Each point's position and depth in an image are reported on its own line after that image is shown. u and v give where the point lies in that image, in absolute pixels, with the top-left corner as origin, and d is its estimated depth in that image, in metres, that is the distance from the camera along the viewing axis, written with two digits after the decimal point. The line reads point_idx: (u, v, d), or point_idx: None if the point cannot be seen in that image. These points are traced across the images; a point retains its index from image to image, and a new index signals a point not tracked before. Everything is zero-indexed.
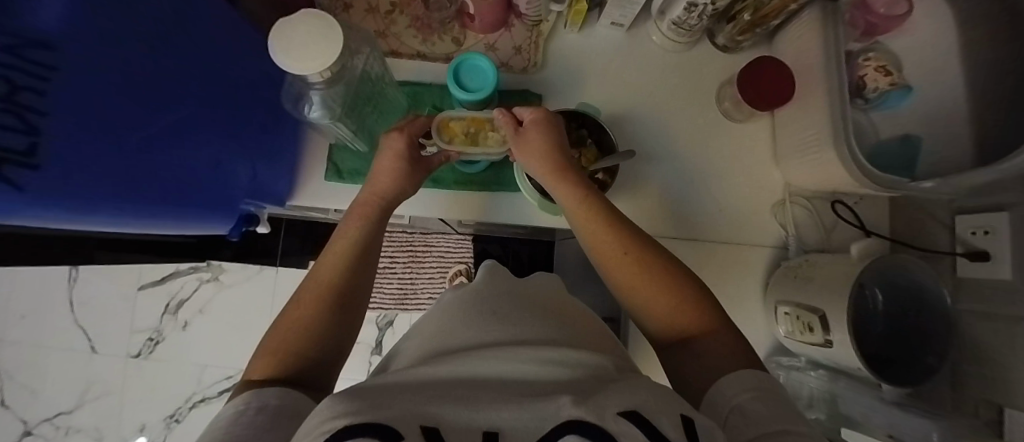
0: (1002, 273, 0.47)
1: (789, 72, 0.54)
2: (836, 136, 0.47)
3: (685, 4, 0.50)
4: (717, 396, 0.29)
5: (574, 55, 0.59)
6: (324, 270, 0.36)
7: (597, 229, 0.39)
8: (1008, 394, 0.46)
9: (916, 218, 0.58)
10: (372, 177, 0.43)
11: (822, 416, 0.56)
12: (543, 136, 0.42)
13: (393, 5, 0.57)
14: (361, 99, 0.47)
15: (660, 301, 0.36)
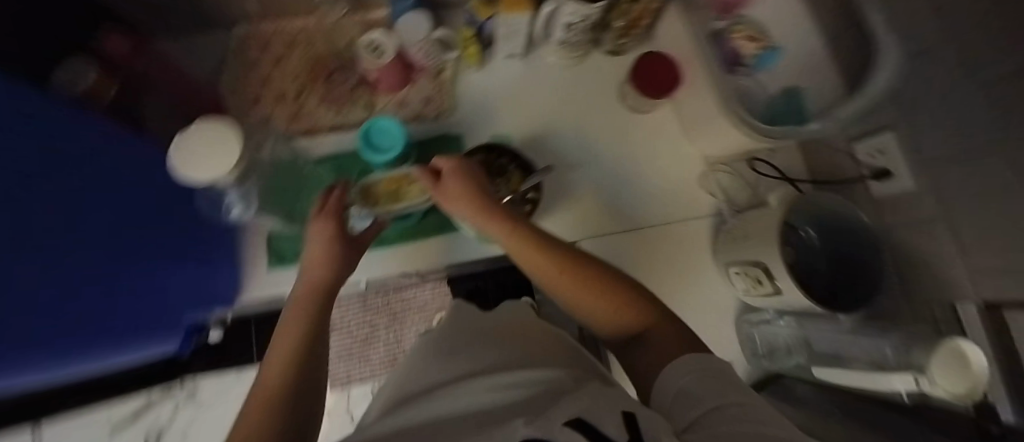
0: (907, 184, 0.53)
1: (672, 60, 0.60)
2: (724, 104, 0.52)
3: (564, 26, 0.56)
4: (663, 383, 0.30)
5: (481, 91, 0.63)
6: (273, 365, 0.36)
7: (530, 256, 0.41)
8: (942, 290, 0.50)
9: (826, 155, 0.65)
10: (307, 265, 0.43)
11: (803, 361, 0.56)
12: (460, 183, 0.45)
13: (301, 88, 0.60)
14: (276, 185, 0.49)
15: (603, 305, 0.38)
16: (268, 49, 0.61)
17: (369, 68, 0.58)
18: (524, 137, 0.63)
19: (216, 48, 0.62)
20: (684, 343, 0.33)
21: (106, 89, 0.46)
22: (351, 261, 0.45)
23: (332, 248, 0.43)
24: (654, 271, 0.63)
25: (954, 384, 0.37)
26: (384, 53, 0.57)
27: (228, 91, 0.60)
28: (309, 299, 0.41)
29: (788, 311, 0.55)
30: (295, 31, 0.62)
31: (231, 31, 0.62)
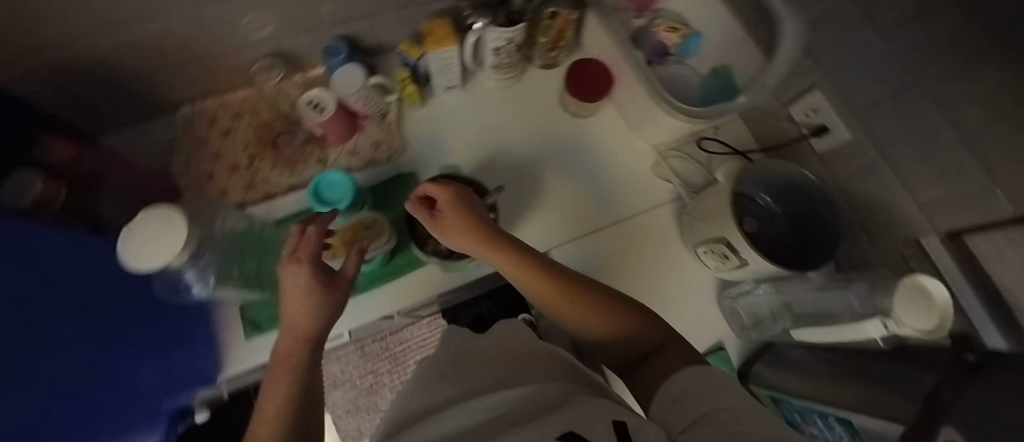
0: (843, 134, 0.58)
1: (601, 65, 0.63)
2: (656, 95, 0.55)
3: (491, 51, 0.59)
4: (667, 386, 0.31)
5: (427, 125, 0.65)
6: (273, 402, 0.35)
7: (530, 276, 0.44)
8: (900, 221, 0.57)
9: (767, 122, 0.70)
10: (290, 312, 0.41)
11: (790, 324, 0.55)
12: (460, 221, 0.48)
13: (252, 156, 0.62)
14: (235, 256, 0.49)
15: (609, 324, 0.40)
16: (215, 125, 0.63)
17: (313, 126, 0.58)
18: (476, 160, 0.65)
19: (163, 133, 0.63)
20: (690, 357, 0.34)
21: (55, 197, 0.46)
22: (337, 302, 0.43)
23: (313, 296, 0.40)
24: (629, 265, 0.64)
25: (918, 322, 0.37)
26: (325, 108, 0.57)
27: (179, 171, 0.61)
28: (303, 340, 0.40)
29: (764, 277, 0.54)
30: (239, 103, 0.64)
31: (175, 115, 0.64)
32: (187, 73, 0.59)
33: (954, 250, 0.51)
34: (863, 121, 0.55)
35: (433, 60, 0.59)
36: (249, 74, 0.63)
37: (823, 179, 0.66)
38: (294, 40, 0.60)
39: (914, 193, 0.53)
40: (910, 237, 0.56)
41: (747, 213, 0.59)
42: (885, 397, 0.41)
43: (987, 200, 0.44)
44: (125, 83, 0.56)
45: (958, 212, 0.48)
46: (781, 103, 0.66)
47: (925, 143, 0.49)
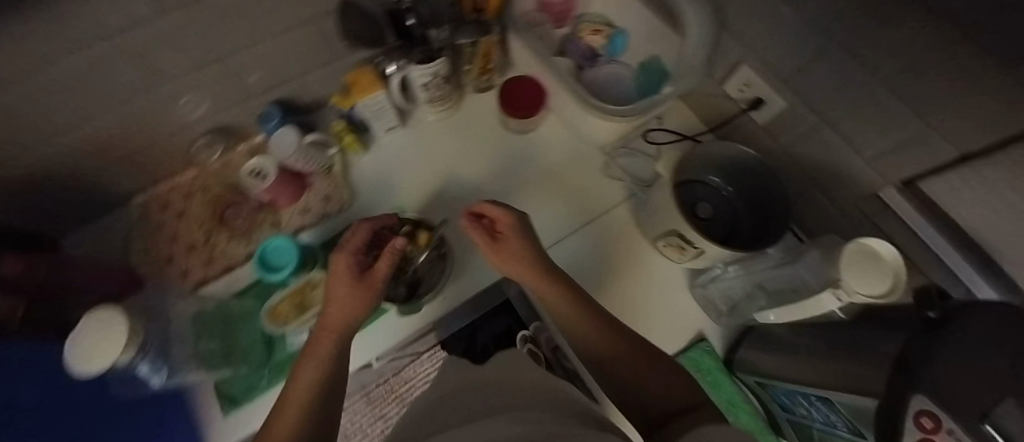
0: (779, 102, 0.58)
1: (530, 82, 0.64)
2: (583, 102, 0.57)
3: (419, 86, 0.60)
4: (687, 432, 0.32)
5: (374, 170, 0.66)
6: (295, 390, 0.42)
7: (560, 295, 0.50)
8: (854, 178, 0.56)
9: (708, 102, 0.70)
10: (329, 303, 0.47)
11: (765, 302, 0.51)
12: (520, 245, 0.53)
13: (208, 232, 0.62)
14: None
15: (628, 363, 0.45)
16: (169, 208, 0.64)
17: (260, 193, 0.59)
18: (428, 195, 0.65)
19: (118, 226, 0.64)
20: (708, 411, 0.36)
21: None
22: (362, 299, 0.48)
23: (349, 292, 0.47)
24: (596, 271, 0.63)
25: (871, 288, 0.36)
26: (268, 174, 0.58)
27: (138, 260, 0.61)
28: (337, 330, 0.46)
29: (733, 258, 0.52)
30: (187, 182, 0.65)
31: (128, 205, 0.65)
32: (131, 163, 0.60)
33: (911, 198, 0.50)
34: (794, 86, 0.55)
35: (364, 108, 0.60)
36: (193, 153, 0.64)
37: (773, 149, 0.66)
38: (231, 112, 0.63)
39: (859, 149, 0.52)
40: (868, 192, 0.55)
41: (698, 198, 0.59)
42: (852, 368, 0.39)
43: (927, 143, 0.43)
44: (71, 184, 0.57)
45: (903, 161, 0.48)
46: (715, 82, 0.66)
47: (854, 98, 0.48)
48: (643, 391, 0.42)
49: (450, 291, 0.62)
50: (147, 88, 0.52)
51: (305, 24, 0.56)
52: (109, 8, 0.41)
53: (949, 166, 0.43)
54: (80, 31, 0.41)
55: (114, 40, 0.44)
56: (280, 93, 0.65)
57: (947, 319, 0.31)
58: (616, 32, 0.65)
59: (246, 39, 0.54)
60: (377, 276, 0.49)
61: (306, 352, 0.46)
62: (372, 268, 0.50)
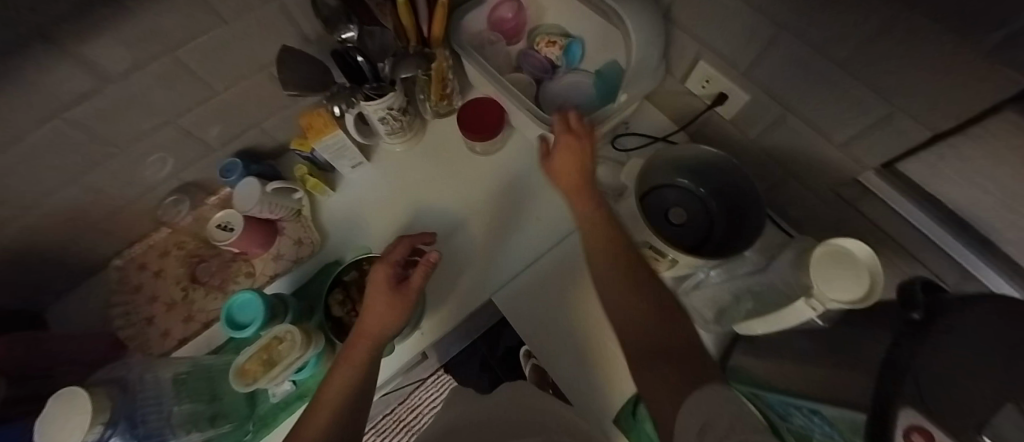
0: (740, 95, 0.56)
1: (491, 104, 0.64)
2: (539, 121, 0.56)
3: (378, 121, 0.59)
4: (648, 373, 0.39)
5: (343, 208, 0.66)
6: (330, 391, 0.42)
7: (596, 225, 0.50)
8: (828, 166, 0.53)
9: (673, 102, 0.68)
10: (365, 311, 0.46)
11: (751, 305, 0.49)
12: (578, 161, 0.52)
13: (185, 289, 0.62)
14: (183, 394, 0.49)
15: (629, 301, 0.45)
16: (146, 268, 0.64)
17: (228, 247, 0.59)
18: (399, 227, 0.65)
19: (100, 291, 0.64)
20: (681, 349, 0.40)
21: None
22: (396, 312, 0.47)
23: (386, 302, 0.47)
24: (575, 288, 0.61)
25: (842, 294, 0.35)
26: (235, 228, 0.58)
27: (120, 324, 0.61)
28: (373, 338, 0.46)
29: (713, 264, 0.49)
30: (162, 240, 0.66)
31: (107, 270, 0.65)
32: (103, 229, 0.60)
33: (892, 180, 0.48)
34: (754, 78, 0.53)
35: (324, 149, 0.60)
36: (164, 211, 0.65)
37: (745, 142, 0.63)
38: (195, 167, 0.63)
39: (828, 136, 0.50)
40: (846, 179, 0.52)
41: (669, 203, 0.58)
42: (836, 374, 0.36)
43: (897, 124, 0.41)
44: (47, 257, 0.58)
45: (874, 145, 0.45)
46: (676, 81, 0.65)
47: (812, 85, 0.46)
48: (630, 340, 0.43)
49: (429, 325, 0.60)
50: (110, 155, 0.53)
51: (256, 74, 0.56)
52: (52, 83, 0.41)
53: (924, 146, 0.41)
54: (29, 108, 0.42)
55: (66, 113, 0.45)
56: (242, 143, 0.65)
57: (932, 326, 0.29)
58: (570, 41, 0.63)
59: (200, 96, 0.54)
60: (412, 287, 0.48)
61: (342, 356, 0.45)
62: (408, 281, 0.48)
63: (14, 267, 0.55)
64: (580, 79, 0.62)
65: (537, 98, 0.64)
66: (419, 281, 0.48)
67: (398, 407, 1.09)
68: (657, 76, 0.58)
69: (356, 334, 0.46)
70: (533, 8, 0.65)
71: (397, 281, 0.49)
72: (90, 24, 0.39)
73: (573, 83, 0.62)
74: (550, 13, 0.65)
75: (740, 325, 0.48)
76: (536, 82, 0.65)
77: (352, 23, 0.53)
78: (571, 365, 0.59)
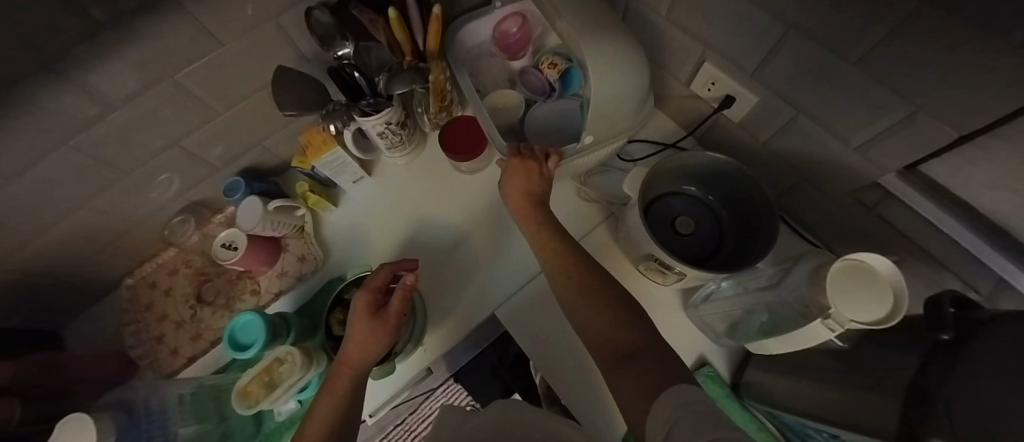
0: (747, 97, 0.54)
1: (472, 125, 0.63)
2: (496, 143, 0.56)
3: (376, 135, 0.59)
4: (617, 375, 0.40)
5: (345, 223, 0.66)
6: (311, 427, 0.42)
7: (549, 244, 0.50)
8: (843, 168, 0.51)
9: (679, 103, 0.67)
10: (348, 342, 0.47)
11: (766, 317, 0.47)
12: (520, 185, 0.52)
13: (192, 308, 0.63)
14: (189, 415, 0.49)
15: (587, 303, 0.45)
16: (156, 287, 0.66)
17: (232, 265, 0.59)
18: (400, 242, 0.64)
19: (113, 311, 0.66)
20: (640, 346, 0.40)
21: (9, 415, 0.45)
22: (378, 339, 0.47)
23: (366, 331, 0.46)
24: None
25: (864, 314, 0.33)
26: (238, 246, 0.59)
27: (130, 343, 0.62)
28: (356, 368, 0.46)
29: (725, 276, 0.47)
30: (170, 260, 0.67)
31: (120, 289, 0.66)
32: (115, 250, 0.62)
33: (916, 182, 0.45)
34: (762, 80, 0.50)
35: (325, 167, 0.60)
36: (172, 230, 0.66)
37: (755, 146, 0.61)
38: (200, 187, 0.64)
39: (844, 138, 0.47)
40: (865, 183, 0.49)
41: (676, 212, 0.56)
42: (860, 396, 0.34)
43: (920, 126, 0.38)
44: (61, 280, 0.59)
45: (896, 148, 0.42)
46: (681, 84, 0.63)
47: (824, 86, 0.44)
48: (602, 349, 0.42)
49: (431, 341, 0.59)
50: (117, 178, 0.53)
51: (255, 94, 0.57)
52: (54, 110, 0.42)
53: (950, 146, 0.38)
54: (35, 136, 0.43)
55: (71, 140, 0.45)
56: (245, 162, 0.66)
57: (968, 350, 0.26)
58: (569, 66, 0.60)
59: (202, 118, 0.54)
60: (392, 313, 0.48)
61: (325, 385, 0.45)
62: (389, 307, 0.48)
63: (30, 290, 0.56)
64: (569, 106, 0.60)
65: (524, 118, 0.61)
66: (399, 306, 0.48)
67: (409, 417, 1.08)
68: (641, 99, 0.53)
69: (340, 363, 0.46)
70: (540, 28, 0.62)
71: (377, 308, 0.48)
72: (88, 53, 0.39)
73: (562, 108, 0.60)
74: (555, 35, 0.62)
75: (755, 343, 0.46)
76: (530, 102, 0.63)
77: (347, 40, 0.54)
78: (578, 379, 0.57)
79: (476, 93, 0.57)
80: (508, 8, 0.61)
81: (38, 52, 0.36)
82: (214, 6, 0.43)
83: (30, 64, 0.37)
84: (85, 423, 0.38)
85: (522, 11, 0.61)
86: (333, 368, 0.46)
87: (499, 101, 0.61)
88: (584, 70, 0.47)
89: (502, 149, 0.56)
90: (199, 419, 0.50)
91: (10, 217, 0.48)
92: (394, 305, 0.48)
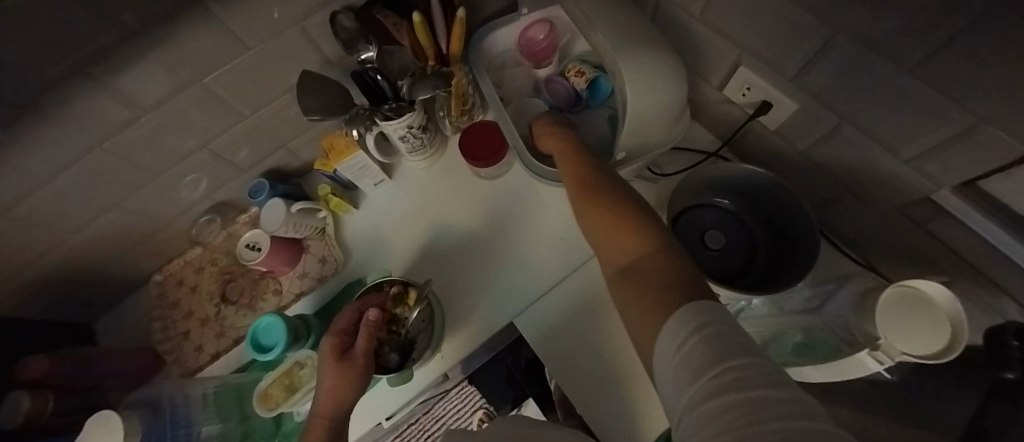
0: (786, 104, 0.52)
1: (495, 131, 0.62)
2: (519, 152, 0.55)
3: (398, 139, 0.59)
4: (624, 302, 0.32)
5: (365, 226, 0.66)
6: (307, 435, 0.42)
7: (580, 175, 0.43)
8: (889, 180, 0.47)
9: (712, 108, 0.65)
10: (319, 391, 0.46)
11: (803, 338, 0.44)
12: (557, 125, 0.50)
13: (217, 306, 0.64)
14: (212, 414, 0.50)
15: (599, 214, 0.38)
16: (183, 284, 0.67)
17: (256, 266, 0.60)
18: (418, 247, 0.64)
19: (143, 306, 0.68)
20: (658, 268, 0.31)
21: (43, 408, 0.47)
22: (346, 381, 0.46)
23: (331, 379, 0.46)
24: (600, 311, 0.58)
25: (916, 347, 0.31)
26: (261, 247, 0.59)
27: (158, 338, 0.64)
28: (329, 415, 0.45)
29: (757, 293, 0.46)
30: (197, 258, 0.68)
31: (149, 285, 0.68)
32: (144, 249, 0.63)
33: (975, 198, 0.41)
34: (803, 86, 0.48)
35: (345, 171, 0.60)
36: (199, 230, 0.67)
37: (794, 154, 0.58)
38: (226, 188, 0.65)
39: (895, 151, 0.44)
40: (916, 197, 0.46)
41: (706, 225, 0.55)
42: (897, 430, 0.31)
43: (983, 142, 0.35)
44: (96, 276, 0.61)
45: (953, 162, 0.39)
46: (715, 89, 0.61)
47: (872, 94, 0.41)
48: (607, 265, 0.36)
49: (448, 349, 0.58)
50: (148, 179, 0.55)
51: (281, 98, 0.57)
52: (87, 114, 0.43)
53: (1017, 164, 0.34)
54: (69, 138, 0.44)
55: (103, 143, 0.47)
56: (270, 163, 0.67)
57: None
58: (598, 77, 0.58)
59: (228, 122, 0.55)
60: (358, 355, 0.47)
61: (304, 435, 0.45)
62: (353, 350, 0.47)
63: (67, 285, 0.59)
64: (596, 118, 0.59)
65: None
66: (364, 345, 0.47)
67: (422, 417, 1.08)
68: (679, 108, 0.51)
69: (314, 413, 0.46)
70: (567, 35, 0.61)
71: (344, 352, 0.48)
72: (118, 59, 0.40)
73: (587, 120, 0.59)
74: (582, 43, 0.61)
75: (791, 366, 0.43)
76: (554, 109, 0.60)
77: (370, 44, 0.53)
78: (600, 392, 0.55)
79: (501, 102, 0.58)
80: (535, 14, 0.59)
81: (72, 59, 0.37)
82: (240, 11, 0.43)
83: (65, 70, 0.38)
84: (109, 421, 0.40)
85: (546, 19, 0.59)
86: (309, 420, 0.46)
87: (523, 111, 0.61)
88: (616, 76, 0.46)
89: (527, 160, 0.54)
90: (225, 415, 0.51)
91: (46, 215, 0.50)
92: (358, 345, 0.47)
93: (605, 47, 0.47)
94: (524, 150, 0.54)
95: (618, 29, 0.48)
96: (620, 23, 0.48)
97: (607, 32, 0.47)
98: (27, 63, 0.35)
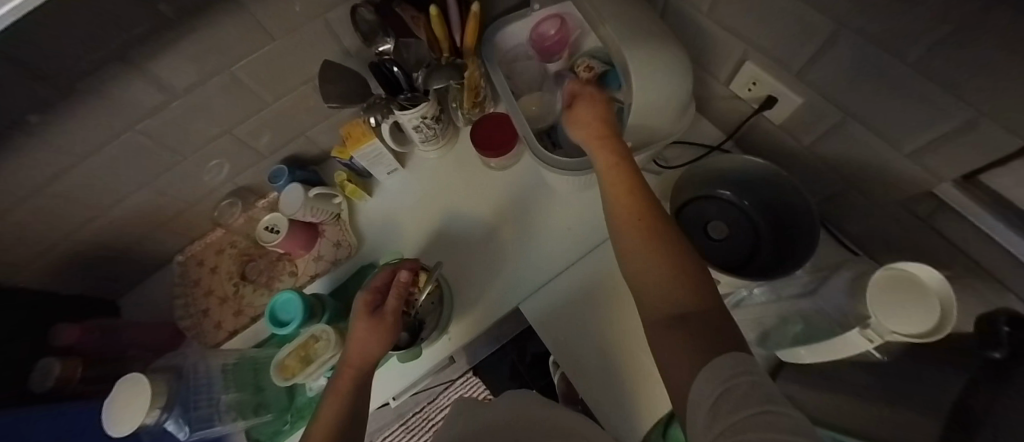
0: (791, 99, 0.53)
1: (507, 122, 0.64)
2: (528, 141, 0.56)
3: (411, 128, 0.61)
4: (664, 339, 0.34)
5: (378, 212, 0.68)
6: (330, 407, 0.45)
7: (628, 195, 0.42)
8: (891, 174, 0.48)
9: (719, 103, 0.66)
10: (351, 339, 0.49)
11: (801, 325, 0.45)
12: (591, 110, 0.49)
13: (236, 285, 0.67)
14: (231, 383, 0.52)
15: (639, 232, 0.40)
16: (204, 264, 0.70)
17: (276, 247, 0.63)
18: (429, 234, 0.66)
19: (166, 284, 0.71)
20: (702, 311, 0.33)
21: (73, 374, 0.51)
22: (376, 335, 0.49)
23: (365, 331, 0.48)
24: (603, 299, 0.59)
25: (906, 326, 0.32)
26: (280, 229, 0.62)
27: (180, 315, 0.67)
28: (360, 364, 0.48)
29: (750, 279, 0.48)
30: (219, 239, 0.72)
31: (172, 264, 0.72)
32: (169, 228, 0.67)
33: (975, 193, 0.42)
34: (808, 80, 0.49)
35: (361, 158, 0.62)
36: (220, 212, 0.70)
37: (800, 148, 0.59)
38: (248, 172, 0.68)
39: (896, 144, 0.45)
40: (919, 192, 0.47)
41: (710, 216, 0.56)
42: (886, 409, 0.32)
43: (981, 133, 0.36)
44: (123, 253, 0.64)
45: (952, 155, 0.40)
46: (722, 84, 0.63)
47: (873, 87, 0.42)
48: (643, 294, 0.38)
49: (455, 331, 0.60)
50: (176, 162, 0.58)
51: (303, 86, 0.60)
52: (124, 96, 0.46)
53: (1014, 156, 0.35)
54: (107, 119, 0.47)
55: (137, 125, 0.50)
56: (291, 150, 0.70)
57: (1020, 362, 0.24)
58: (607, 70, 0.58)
59: (253, 109, 0.58)
60: (388, 312, 0.50)
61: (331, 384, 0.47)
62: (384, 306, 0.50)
63: (97, 260, 0.62)
64: None
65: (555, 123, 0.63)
66: (395, 303, 0.50)
67: (428, 406, 1.11)
68: (685, 101, 0.52)
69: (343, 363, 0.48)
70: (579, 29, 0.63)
71: (374, 306, 0.50)
72: (154, 45, 0.43)
73: None
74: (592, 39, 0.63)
75: (787, 353, 0.44)
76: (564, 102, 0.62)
77: (388, 36, 0.55)
78: (603, 377, 0.56)
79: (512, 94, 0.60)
80: (546, 9, 0.61)
81: (114, 44, 0.40)
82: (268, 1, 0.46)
83: (107, 54, 0.41)
84: (134, 389, 0.43)
85: (556, 14, 0.61)
86: (337, 367, 0.48)
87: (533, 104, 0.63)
88: (624, 68, 0.48)
89: (536, 151, 0.56)
90: (243, 385, 0.54)
91: (83, 191, 0.53)
92: (390, 303, 0.50)
93: (614, 39, 0.49)
94: (536, 141, 0.56)
95: (627, 23, 0.49)
96: (630, 18, 0.50)
97: (616, 26, 0.49)
98: (73, 44, 0.38)
